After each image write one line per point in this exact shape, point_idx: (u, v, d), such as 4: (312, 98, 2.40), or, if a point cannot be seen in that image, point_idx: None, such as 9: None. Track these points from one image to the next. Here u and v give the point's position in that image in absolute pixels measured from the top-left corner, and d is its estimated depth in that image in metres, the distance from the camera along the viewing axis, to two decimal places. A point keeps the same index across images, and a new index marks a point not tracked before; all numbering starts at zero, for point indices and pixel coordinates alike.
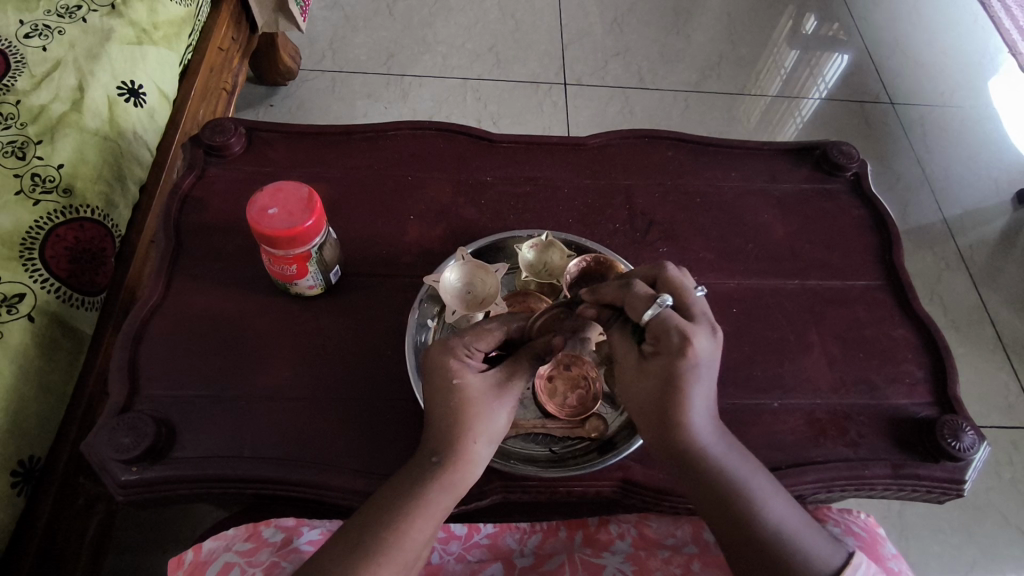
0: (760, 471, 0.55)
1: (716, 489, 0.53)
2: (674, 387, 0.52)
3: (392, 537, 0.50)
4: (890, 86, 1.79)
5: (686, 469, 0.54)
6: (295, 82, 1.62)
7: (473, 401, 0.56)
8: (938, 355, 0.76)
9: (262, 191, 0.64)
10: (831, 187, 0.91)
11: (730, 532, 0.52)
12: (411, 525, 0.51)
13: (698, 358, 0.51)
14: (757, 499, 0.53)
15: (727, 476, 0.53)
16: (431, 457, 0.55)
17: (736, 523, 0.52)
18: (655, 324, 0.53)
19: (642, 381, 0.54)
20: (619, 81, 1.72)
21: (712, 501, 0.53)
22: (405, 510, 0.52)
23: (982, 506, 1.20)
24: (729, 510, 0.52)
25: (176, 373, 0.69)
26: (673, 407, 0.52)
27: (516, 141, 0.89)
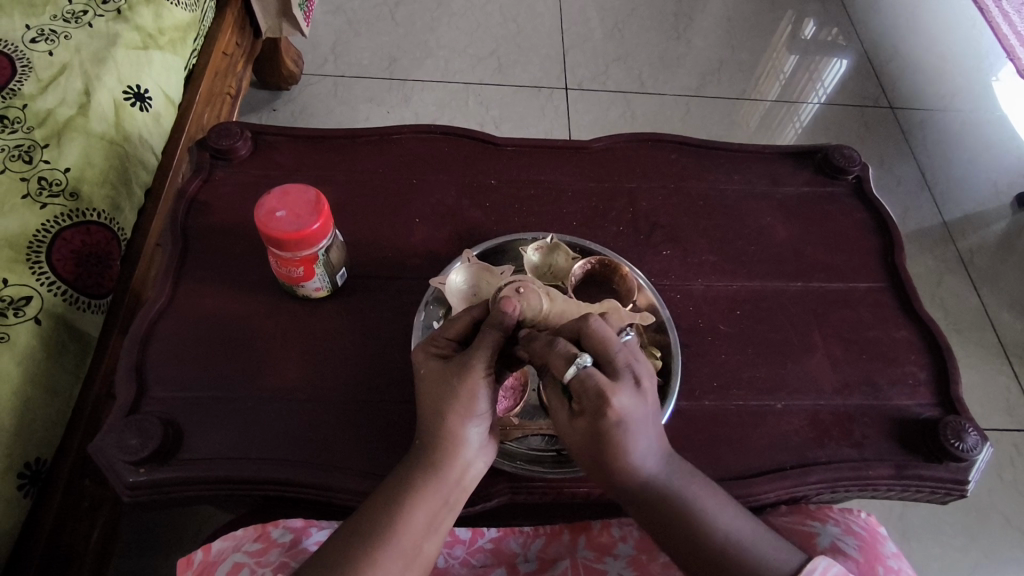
0: (704, 486, 0.57)
1: (663, 515, 0.55)
2: (602, 441, 0.53)
3: (380, 540, 0.51)
4: (889, 90, 1.80)
5: (632, 498, 0.56)
6: (298, 87, 1.63)
7: (449, 391, 0.55)
8: (941, 356, 0.77)
9: (269, 194, 0.65)
10: (833, 191, 0.91)
11: (680, 555, 0.55)
12: (403, 524, 0.52)
13: (621, 413, 0.52)
14: (705, 519, 0.55)
15: (670, 505, 0.55)
16: (422, 453, 0.55)
17: (682, 547, 0.54)
18: (577, 382, 0.53)
19: (573, 433, 0.55)
20: (620, 85, 1.73)
21: (656, 523, 0.55)
22: (395, 510, 0.53)
23: (985, 508, 1.20)
24: (678, 533, 0.55)
25: (183, 375, 0.69)
26: (605, 456, 0.53)
27: (521, 144, 0.90)
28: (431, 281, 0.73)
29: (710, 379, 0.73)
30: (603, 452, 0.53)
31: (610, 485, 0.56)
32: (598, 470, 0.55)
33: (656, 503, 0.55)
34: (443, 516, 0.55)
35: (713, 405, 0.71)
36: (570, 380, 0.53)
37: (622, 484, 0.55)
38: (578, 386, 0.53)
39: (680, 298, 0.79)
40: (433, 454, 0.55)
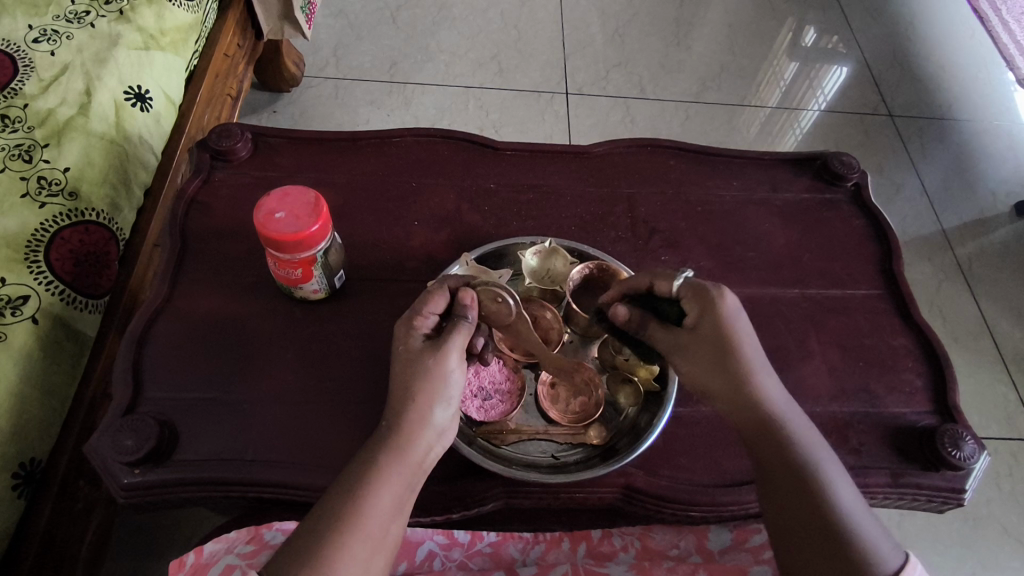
0: (827, 457, 0.58)
1: (789, 473, 0.56)
2: (726, 343, 0.59)
3: (348, 521, 0.50)
4: (888, 98, 1.80)
5: (764, 449, 0.58)
6: (299, 89, 1.64)
7: (421, 368, 0.57)
8: (938, 364, 0.77)
9: (269, 195, 0.65)
10: (831, 197, 0.91)
11: (791, 524, 0.54)
12: (371, 504, 0.51)
13: (730, 309, 0.60)
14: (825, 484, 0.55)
15: (800, 461, 0.56)
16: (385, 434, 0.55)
17: (801, 514, 0.54)
18: (685, 290, 0.62)
19: (687, 348, 0.61)
20: (620, 90, 1.73)
21: (781, 475, 0.56)
22: (361, 491, 0.51)
23: (982, 517, 1.20)
24: (797, 491, 0.55)
25: (180, 376, 0.69)
26: (739, 370, 0.59)
27: (520, 148, 0.90)
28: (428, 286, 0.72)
29: None
30: (732, 359, 0.59)
31: (761, 437, 0.58)
32: (742, 404, 0.59)
33: (787, 461, 0.57)
34: (405, 498, 0.54)
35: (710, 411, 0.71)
36: (678, 294, 0.63)
37: (773, 438, 0.58)
38: (687, 292, 0.62)
39: None
40: (398, 434, 0.55)
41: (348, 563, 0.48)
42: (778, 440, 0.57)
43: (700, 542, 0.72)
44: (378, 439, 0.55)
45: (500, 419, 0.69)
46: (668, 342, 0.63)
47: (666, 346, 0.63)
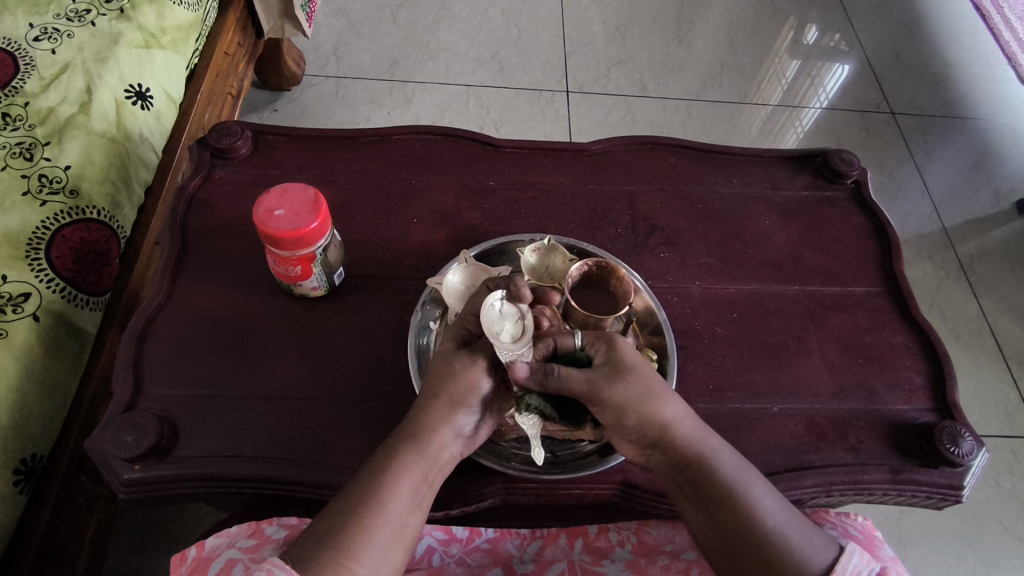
0: (748, 471, 0.60)
1: (717, 495, 0.58)
2: (635, 380, 0.58)
3: (366, 513, 0.53)
4: (890, 96, 1.80)
5: (689, 475, 0.60)
6: (299, 87, 1.64)
7: (448, 368, 0.59)
8: (937, 361, 0.77)
9: (268, 192, 0.65)
10: (831, 195, 0.91)
11: (731, 542, 0.57)
12: (389, 498, 0.54)
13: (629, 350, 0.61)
14: (749, 499, 0.57)
15: (720, 482, 0.58)
16: (406, 430, 0.58)
17: (733, 534, 0.56)
18: (588, 336, 0.61)
19: (601, 385, 0.58)
20: (621, 89, 1.73)
21: (707, 499, 0.59)
22: (383, 484, 0.54)
23: (982, 515, 1.20)
24: (724, 512, 0.57)
25: (180, 373, 0.69)
26: (652, 397, 0.59)
27: (520, 146, 0.90)
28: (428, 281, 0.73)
29: (706, 382, 0.73)
30: (645, 396, 0.59)
31: (688, 461, 0.59)
32: (664, 434, 0.59)
33: (714, 482, 0.58)
34: (425, 489, 0.57)
35: (709, 408, 0.71)
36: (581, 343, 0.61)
37: (697, 462, 0.59)
38: (591, 338, 0.61)
39: (677, 300, 0.79)
40: (418, 432, 0.58)
41: (366, 554, 0.52)
42: (702, 463, 0.59)
43: (695, 537, 0.71)
44: (401, 435, 0.58)
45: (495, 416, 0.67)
46: (585, 385, 0.58)
47: (586, 391, 0.58)
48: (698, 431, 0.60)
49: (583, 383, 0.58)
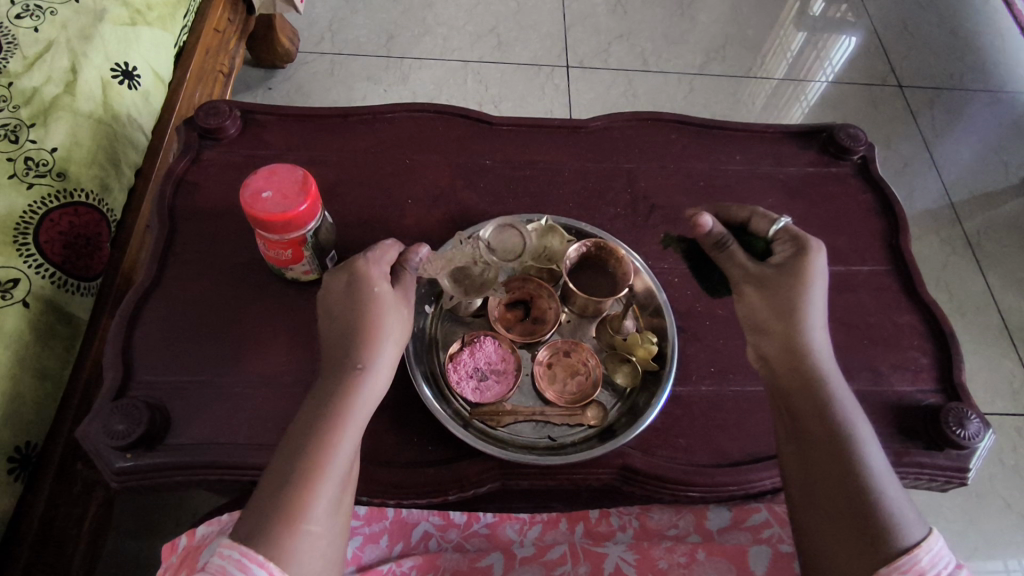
0: (863, 424, 0.54)
1: (818, 433, 0.54)
2: (796, 283, 0.59)
3: (308, 467, 0.49)
4: (899, 68, 1.75)
5: (798, 404, 0.56)
6: (293, 65, 1.60)
7: (346, 310, 0.58)
8: (944, 342, 0.75)
9: (256, 173, 0.63)
10: (837, 171, 0.89)
11: (814, 486, 0.52)
12: (330, 448, 0.50)
13: (820, 259, 0.61)
14: (853, 449, 0.52)
15: (830, 421, 0.54)
16: (334, 377, 0.54)
17: (822, 477, 0.51)
18: (782, 232, 0.64)
19: (751, 275, 0.62)
20: (622, 63, 1.69)
21: (808, 433, 0.54)
22: (326, 429, 0.51)
23: (986, 493, 1.19)
24: (819, 451, 0.53)
25: (171, 360, 0.68)
26: (795, 304, 0.58)
27: (517, 123, 0.87)
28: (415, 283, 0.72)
29: (708, 365, 0.72)
30: (797, 303, 0.59)
31: (802, 390, 0.56)
32: (792, 349, 0.58)
33: (825, 418, 0.54)
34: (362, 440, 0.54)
35: (711, 390, 0.71)
36: (773, 237, 0.65)
37: (811, 392, 0.56)
38: (784, 235, 0.63)
39: (678, 281, 0.77)
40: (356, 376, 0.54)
41: (318, 508, 0.48)
42: (820, 397, 0.55)
43: (699, 522, 0.71)
44: (327, 381, 0.54)
45: (496, 399, 0.68)
46: (743, 272, 0.63)
47: (739, 276, 0.64)
48: (828, 362, 0.57)
49: (743, 268, 0.63)
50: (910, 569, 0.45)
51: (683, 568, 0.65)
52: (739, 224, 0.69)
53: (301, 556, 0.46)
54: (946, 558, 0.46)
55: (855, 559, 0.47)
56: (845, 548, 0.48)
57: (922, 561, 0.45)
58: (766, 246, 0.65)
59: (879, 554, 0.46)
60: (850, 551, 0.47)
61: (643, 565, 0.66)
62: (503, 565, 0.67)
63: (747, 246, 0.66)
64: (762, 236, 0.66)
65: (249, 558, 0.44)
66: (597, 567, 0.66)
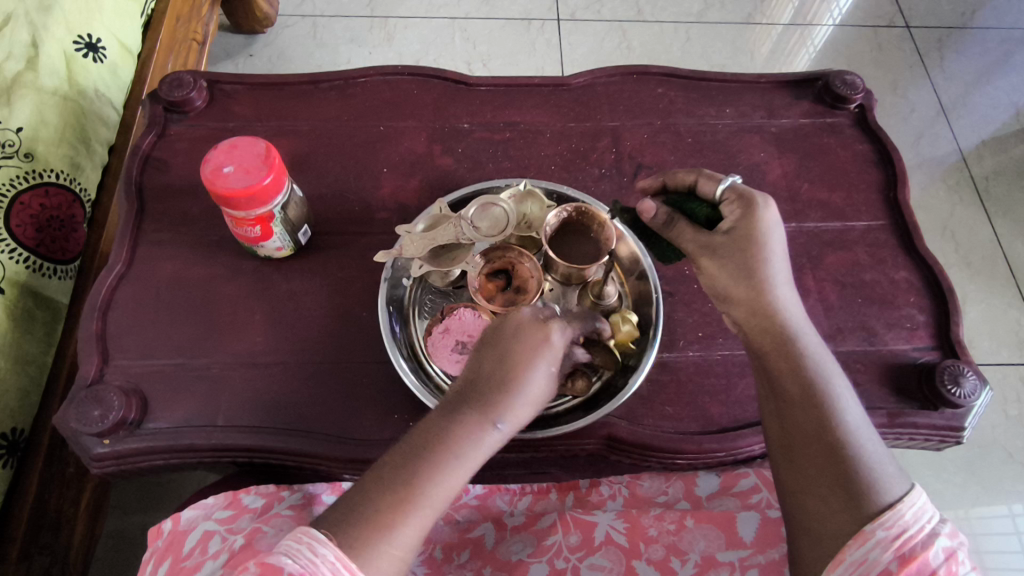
0: (838, 379, 0.52)
1: (794, 394, 0.51)
2: (752, 254, 0.54)
3: (412, 489, 0.46)
4: (906, 7, 1.67)
5: (773, 364, 0.53)
6: (274, 29, 1.55)
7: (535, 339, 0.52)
8: (942, 297, 0.72)
9: (216, 148, 0.61)
10: (834, 121, 0.84)
11: (794, 446, 0.50)
12: (438, 479, 0.47)
13: (770, 221, 0.55)
14: (831, 407, 0.50)
15: (806, 380, 0.51)
16: (464, 409, 0.50)
17: (801, 437, 0.50)
18: (728, 192, 0.58)
19: (703, 250, 0.56)
20: (616, 14, 1.62)
21: (788, 397, 0.51)
22: (440, 456, 0.47)
23: (988, 445, 1.18)
24: (797, 412, 0.51)
25: (146, 343, 0.67)
26: (754, 271, 0.54)
27: (495, 83, 0.83)
28: (378, 258, 0.67)
29: (695, 330, 0.70)
30: (756, 269, 0.54)
31: (774, 351, 0.53)
32: (759, 314, 0.54)
33: (799, 379, 0.51)
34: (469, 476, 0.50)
35: (699, 356, 0.69)
36: (721, 198, 0.59)
37: (783, 351, 0.53)
38: (731, 195, 0.57)
39: None
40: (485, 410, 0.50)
41: (404, 535, 0.45)
42: (793, 356, 0.52)
43: (688, 489, 0.71)
44: (452, 404, 0.50)
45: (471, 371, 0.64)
46: (694, 246, 0.58)
47: (693, 250, 0.58)
48: (799, 319, 0.54)
49: (694, 242, 0.57)
50: (891, 525, 0.44)
51: (673, 536, 0.65)
52: (685, 191, 0.63)
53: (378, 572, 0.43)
54: (928, 510, 0.46)
55: (837, 517, 0.46)
56: (827, 507, 0.47)
57: (905, 516, 0.45)
58: (710, 210, 0.59)
59: (863, 512, 0.45)
60: (830, 509, 0.47)
61: (633, 533, 0.66)
62: (494, 536, 0.67)
63: (692, 215, 0.60)
64: (709, 200, 0.60)
65: (343, 563, 0.41)
66: (589, 537, 0.66)
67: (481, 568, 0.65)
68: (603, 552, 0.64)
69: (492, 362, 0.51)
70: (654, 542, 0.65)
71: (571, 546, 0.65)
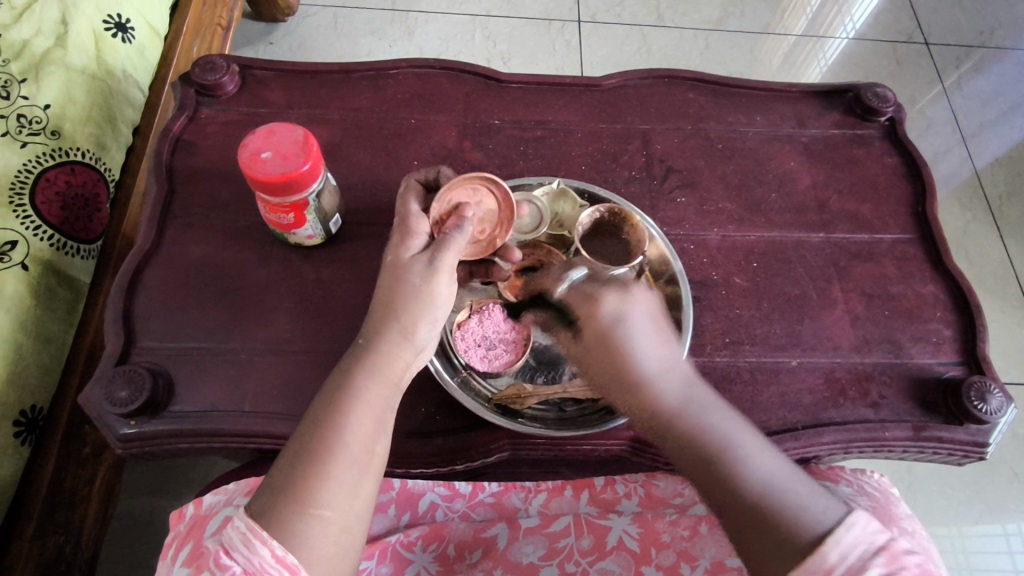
0: (722, 425, 0.50)
1: (695, 451, 0.49)
2: (608, 353, 0.53)
3: (316, 453, 0.46)
4: (926, 24, 1.67)
5: (654, 426, 0.52)
6: (295, 18, 1.54)
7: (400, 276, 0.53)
8: (968, 313, 0.73)
9: (254, 133, 0.60)
10: (864, 133, 0.84)
11: (719, 499, 0.48)
12: (338, 434, 0.47)
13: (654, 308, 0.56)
14: (726, 458, 0.48)
15: (689, 435, 0.50)
16: (345, 367, 0.51)
17: (719, 488, 0.48)
18: (569, 295, 0.59)
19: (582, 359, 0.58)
20: (636, 18, 1.62)
21: (689, 459, 0.50)
22: (332, 414, 0.48)
23: (995, 462, 1.19)
24: (710, 467, 0.48)
25: (173, 326, 0.66)
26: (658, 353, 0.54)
27: (527, 80, 0.83)
28: None
29: (722, 335, 0.70)
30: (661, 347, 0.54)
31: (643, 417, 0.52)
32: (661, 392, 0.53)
33: (678, 435, 0.50)
34: (384, 423, 0.50)
35: (726, 361, 0.69)
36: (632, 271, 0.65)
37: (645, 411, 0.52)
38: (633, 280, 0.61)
39: (694, 248, 0.75)
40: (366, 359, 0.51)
41: (327, 493, 0.45)
42: (668, 417, 0.51)
43: None
44: (342, 370, 0.51)
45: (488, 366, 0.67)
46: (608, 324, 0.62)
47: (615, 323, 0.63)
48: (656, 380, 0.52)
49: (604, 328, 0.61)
50: (819, 565, 0.41)
51: (686, 542, 0.65)
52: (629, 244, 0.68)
53: (310, 539, 0.44)
54: (865, 545, 0.42)
55: (772, 559, 0.43)
56: (759, 549, 0.44)
57: (829, 558, 0.41)
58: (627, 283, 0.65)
59: (795, 553, 0.42)
60: (766, 554, 0.44)
61: (646, 538, 0.66)
62: (507, 536, 0.67)
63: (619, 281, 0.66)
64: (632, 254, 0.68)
65: (254, 532, 0.43)
66: (601, 541, 0.66)
67: (493, 568, 0.65)
68: (613, 557, 0.65)
69: (381, 298, 0.53)
70: (666, 547, 0.65)
71: (583, 549, 0.66)
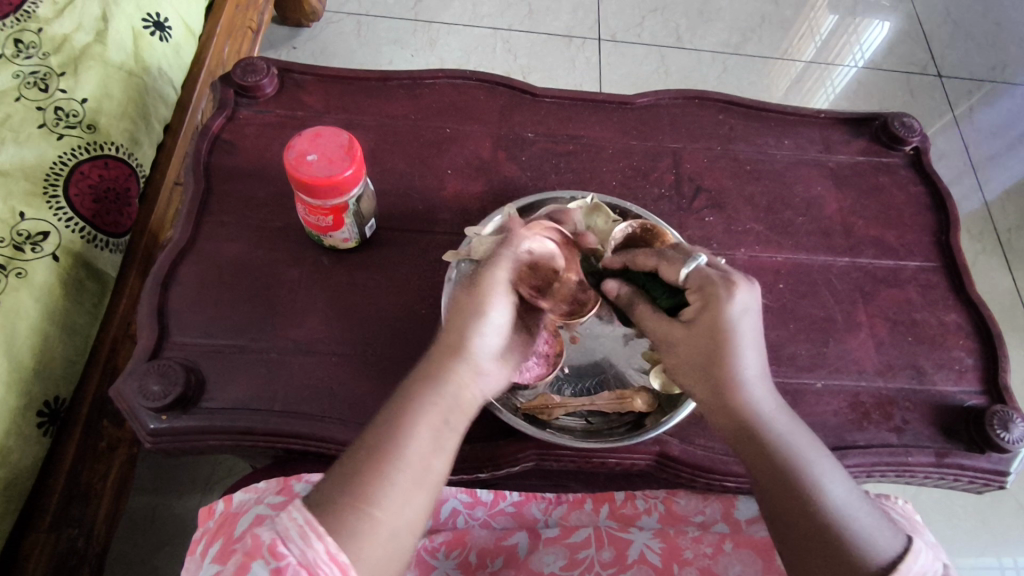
0: (807, 449, 0.51)
1: (773, 469, 0.50)
2: (718, 346, 0.51)
3: (376, 458, 0.47)
4: (940, 57, 1.70)
5: (745, 442, 0.51)
6: (319, 24, 1.56)
7: (472, 295, 0.52)
8: (990, 343, 0.73)
9: (301, 135, 0.61)
10: (888, 161, 0.86)
11: (788, 520, 0.48)
12: (402, 445, 0.47)
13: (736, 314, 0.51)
14: (810, 484, 0.49)
15: (779, 455, 0.50)
16: (415, 377, 0.51)
17: (790, 509, 0.48)
18: (693, 279, 0.54)
19: (666, 346, 0.55)
20: (655, 39, 1.64)
21: (772, 476, 0.50)
22: (398, 422, 0.48)
23: (1000, 492, 1.19)
24: (788, 487, 0.49)
25: (205, 322, 0.67)
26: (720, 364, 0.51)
27: (560, 95, 0.85)
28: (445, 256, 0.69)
29: None
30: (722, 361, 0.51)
31: (737, 434, 0.52)
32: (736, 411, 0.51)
33: (766, 456, 0.50)
34: (447, 439, 0.49)
35: None
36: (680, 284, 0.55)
37: (746, 429, 0.51)
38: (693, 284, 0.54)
39: None
40: (435, 372, 0.50)
41: (384, 498, 0.45)
42: (756, 437, 0.51)
43: (726, 511, 0.70)
44: (412, 380, 0.51)
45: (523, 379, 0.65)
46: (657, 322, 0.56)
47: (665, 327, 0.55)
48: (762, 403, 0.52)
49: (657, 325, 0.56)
50: None
51: (709, 559, 0.64)
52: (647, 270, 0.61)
53: (363, 540, 0.44)
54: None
55: None
56: None
57: None
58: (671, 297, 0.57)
59: None
60: None
61: (667, 553, 0.65)
62: (527, 545, 0.67)
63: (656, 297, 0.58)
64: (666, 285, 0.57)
65: (311, 526, 0.44)
66: (622, 554, 0.66)
67: None
68: (635, 570, 0.65)
69: (461, 314, 0.52)
70: (688, 563, 0.64)
71: (603, 561, 0.65)
